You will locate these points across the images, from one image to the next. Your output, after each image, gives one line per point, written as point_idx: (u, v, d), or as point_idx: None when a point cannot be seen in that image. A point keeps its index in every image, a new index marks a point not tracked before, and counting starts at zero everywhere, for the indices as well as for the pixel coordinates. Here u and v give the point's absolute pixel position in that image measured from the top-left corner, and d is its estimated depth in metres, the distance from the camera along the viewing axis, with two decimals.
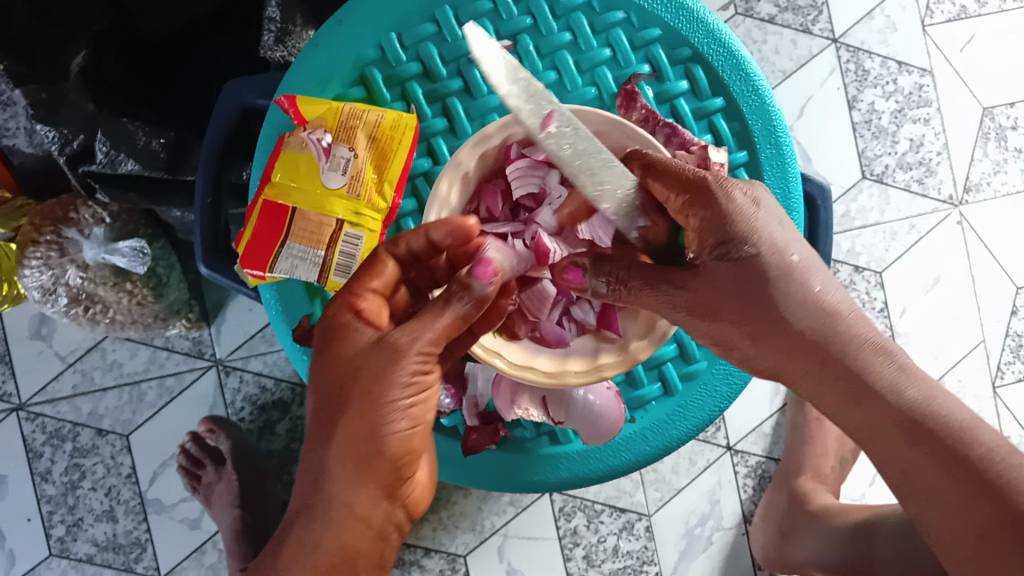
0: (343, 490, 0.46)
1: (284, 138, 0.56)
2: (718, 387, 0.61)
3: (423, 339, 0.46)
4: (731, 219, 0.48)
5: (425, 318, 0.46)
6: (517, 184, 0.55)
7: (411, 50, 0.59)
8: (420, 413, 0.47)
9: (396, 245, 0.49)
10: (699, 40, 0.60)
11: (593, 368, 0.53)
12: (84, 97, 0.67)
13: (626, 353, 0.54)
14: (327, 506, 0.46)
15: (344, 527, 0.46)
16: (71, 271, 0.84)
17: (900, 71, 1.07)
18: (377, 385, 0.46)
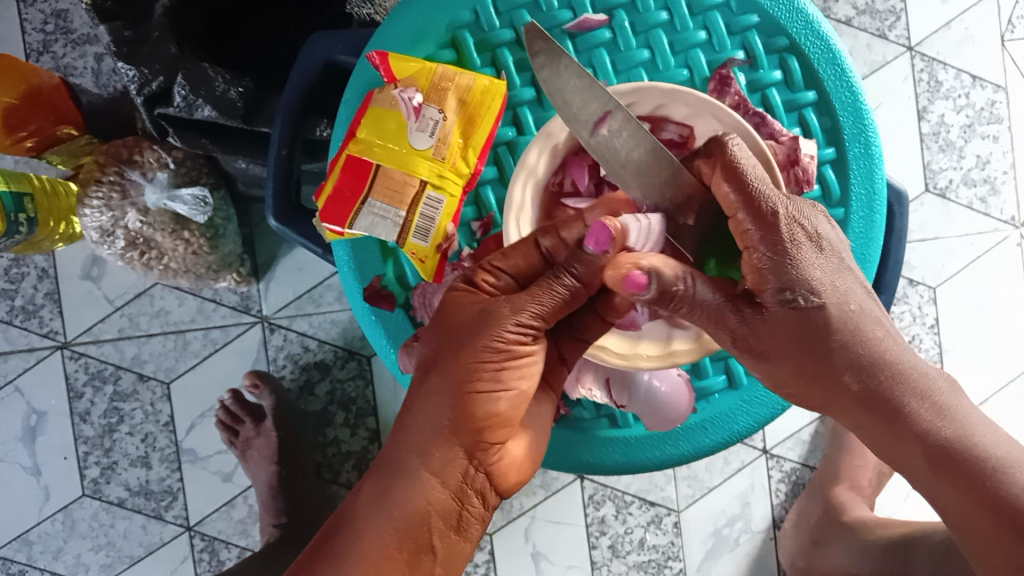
0: (425, 445, 0.47)
1: (373, 94, 0.55)
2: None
3: (526, 309, 0.46)
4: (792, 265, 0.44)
5: (533, 290, 0.46)
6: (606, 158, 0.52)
7: (505, 16, 0.58)
8: (511, 381, 0.46)
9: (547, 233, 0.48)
10: (797, 31, 0.59)
11: (665, 354, 0.53)
12: (168, 39, 0.66)
13: (701, 342, 0.53)
14: (404, 458, 0.47)
15: (419, 483, 0.47)
16: (131, 215, 0.83)
17: (974, 86, 1.05)
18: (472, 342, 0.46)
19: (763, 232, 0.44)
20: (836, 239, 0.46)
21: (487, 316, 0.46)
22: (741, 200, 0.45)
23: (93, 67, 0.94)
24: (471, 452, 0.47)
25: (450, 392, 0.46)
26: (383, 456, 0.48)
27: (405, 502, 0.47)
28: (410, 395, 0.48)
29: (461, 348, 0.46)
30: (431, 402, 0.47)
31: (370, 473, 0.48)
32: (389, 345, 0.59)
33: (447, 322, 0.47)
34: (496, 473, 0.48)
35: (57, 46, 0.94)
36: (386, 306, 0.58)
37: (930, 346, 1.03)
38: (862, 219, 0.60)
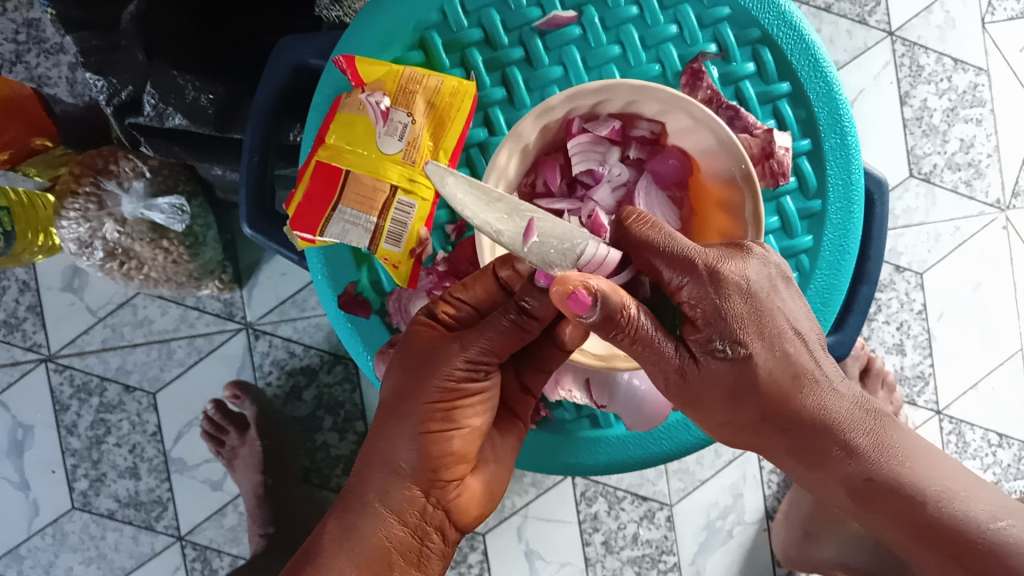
0: (384, 482, 0.49)
1: (341, 98, 0.54)
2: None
3: (476, 347, 0.47)
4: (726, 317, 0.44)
5: (483, 327, 0.48)
6: (578, 160, 0.53)
7: (473, 15, 0.58)
8: (463, 418, 0.48)
9: (499, 268, 0.48)
10: (769, 21, 0.58)
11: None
12: (136, 46, 0.66)
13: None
14: (365, 497, 0.49)
15: (380, 520, 0.49)
16: (108, 225, 0.82)
17: (956, 69, 1.04)
18: (427, 382, 0.48)
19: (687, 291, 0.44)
20: (767, 286, 0.46)
21: (438, 355, 0.48)
22: (663, 263, 0.44)
23: (69, 77, 0.93)
24: (428, 489, 0.49)
25: (411, 431, 0.48)
26: (346, 493, 0.50)
27: (368, 540, 0.48)
28: (372, 433, 0.49)
29: (417, 388, 0.48)
30: (392, 440, 0.48)
31: (333, 511, 0.50)
32: (366, 352, 0.58)
33: (405, 360, 0.49)
34: (455, 506, 0.50)
35: (30, 56, 0.93)
36: (361, 312, 0.58)
37: (917, 332, 1.02)
38: (840, 210, 0.60)
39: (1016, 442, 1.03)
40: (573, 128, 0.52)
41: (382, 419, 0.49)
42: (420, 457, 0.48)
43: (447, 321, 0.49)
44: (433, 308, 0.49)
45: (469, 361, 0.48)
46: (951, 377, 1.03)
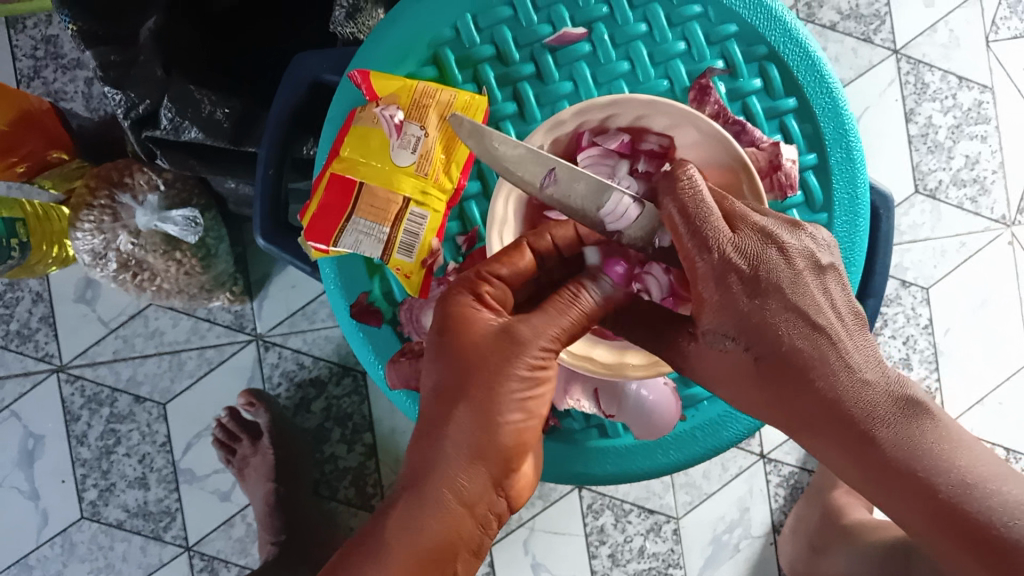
0: (454, 474, 0.46)
1: (355, 112, 0.55)
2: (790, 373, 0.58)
3: (549, 331, 0.46)
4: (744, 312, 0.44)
5: (552, 310, 0.46)
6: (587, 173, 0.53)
7: (485, 32, 0.59)
8: (534, 406, 0.47)
9: (538, 240, 0.50)
10: (776, 38, 0.59)
11: (652, 362, 0.52)
12: (154, 62, 0.67)
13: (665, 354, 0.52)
14: (435, 491, 0.46)
15: (452, 514, 0.46)
16: (123, 237, 0.84)
17: (960, 87, 1.05)
18: (502, 371, 0.45)
19: (700, 266, 0.45)
20: (790, 273, 0.45)
21: (512, 342, 0.45)
22: (686, 224, 0.45)
23: (85, 91, 0.95)
24: (496, 478, 0.47)
25: (480, 419, 0.45)
26: (406, 489, 0.46)
27: (438, 534, 0.45)
28: (430, 423, 0.46)
29: (483, 373, 0.45)
30: (458, 429, 0.46)
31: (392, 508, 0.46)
32: (378, 360, 0.59)
33: (460, 342, 0.46)
34: (513, 495, 0.49)
35: (47, 71, 0.95)
36: (373, 322, 0.59)
37: (923, 347, 1.03)
38: (845, 223, 0.60)
39: None
40: (581, 138, 0.53)
41: (440, 407, 0.46)
42: (493, 447, 0.46)
43: (492, 297, 0.47)
44: (478, 288, 0.47)
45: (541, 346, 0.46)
46: (957, 392, 1.03)
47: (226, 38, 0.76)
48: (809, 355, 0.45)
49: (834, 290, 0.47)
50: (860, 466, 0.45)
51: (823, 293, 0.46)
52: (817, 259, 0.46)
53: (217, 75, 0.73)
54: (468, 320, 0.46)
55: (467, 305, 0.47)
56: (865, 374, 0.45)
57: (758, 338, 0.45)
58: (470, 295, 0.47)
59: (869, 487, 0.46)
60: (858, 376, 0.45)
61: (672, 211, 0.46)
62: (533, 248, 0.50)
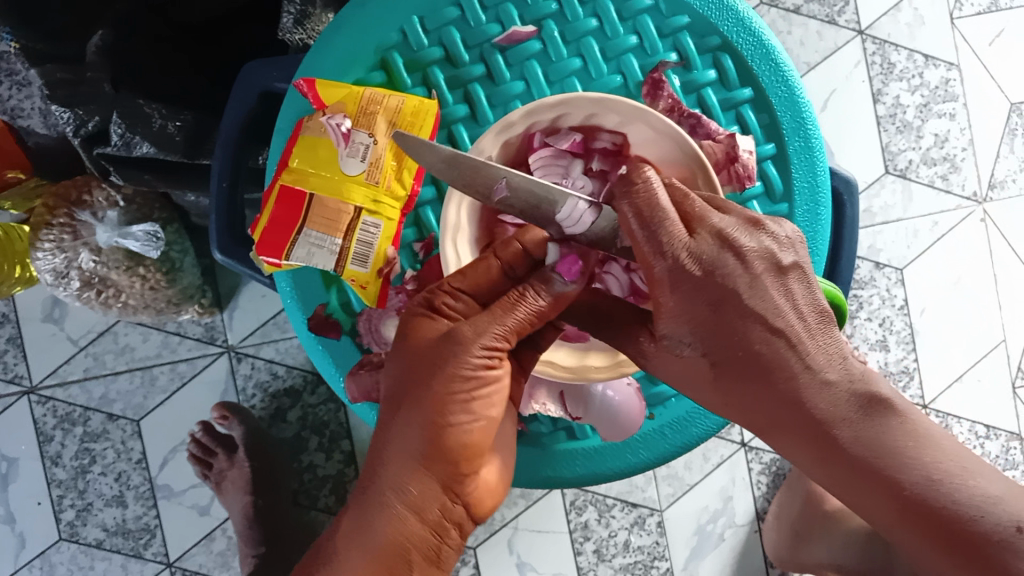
0: (399, 476, 0.45)
1: (302, 121, 0.54)
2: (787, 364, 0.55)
3: (490, 330, 0.45)
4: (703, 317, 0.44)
5: (494, 311, 0.45)
6: (541, 174, 0.53)
7: (433, 34, 0.58)
8: (483, 408, 0.45)
9: (505, 249, 0.48)
10: (728, 28, 0.58)
11: (614, 364, 0.52)
12: (102, 77, 0.65)
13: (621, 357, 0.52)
14: (379, 493, 0.46)
15: (396, 518, 0.45)
16: (83, 255, 0.82)
17: (927, 65, 1.05)
18: (441, 373, 0.45)
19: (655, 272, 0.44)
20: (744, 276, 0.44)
21: (451, 343, 0.45)
22: (639, 229, 0.44)
23: (41, 108, 0.93)
24: (448, 483, 0.46)
25: (422, 424, 0.45)
26: (358, 494, 0.47)
27: (382, 536, 0.45)
28: (380, 430, 0.47)
29: (425, 378, 0.45)
30: (399, 434, 0.45)
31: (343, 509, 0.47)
32: (339, 373, 0.58)
33: (406, 350, 0.46)
34: (473, 502, 0.47)
35: (1, 87, 0.93)
36: (332, 334, 0.58)
37: (900, 328, 1.02)
38: (808, 213, 0.60)
39: (1005, 434, 1.03)
40: (535, 139, 0.53)
41: (390, 414, 0.46)
42: (438, 449, 0.45)
43: (448, 310, 0.47)
44: (433, 299, 0.47)
45: (484, 347, 0.45)
46: (935, 371, 1.03)
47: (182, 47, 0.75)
48: (767, 357, 0.45)
49: (797, 292, 0.45)
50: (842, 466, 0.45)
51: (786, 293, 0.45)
52: (778, 260, 0.45)
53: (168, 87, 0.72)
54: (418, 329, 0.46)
55: (419, 317, 0.47)
56: (828, 374, 0.45)
57: (718, 341, 0.45)
58: (423, 306, 0.47)
59: (834, 484, 0.46)
60: (819, 377, 0.45)
61: (627, 214, 0.44)
62: (502, 258, 0.48)
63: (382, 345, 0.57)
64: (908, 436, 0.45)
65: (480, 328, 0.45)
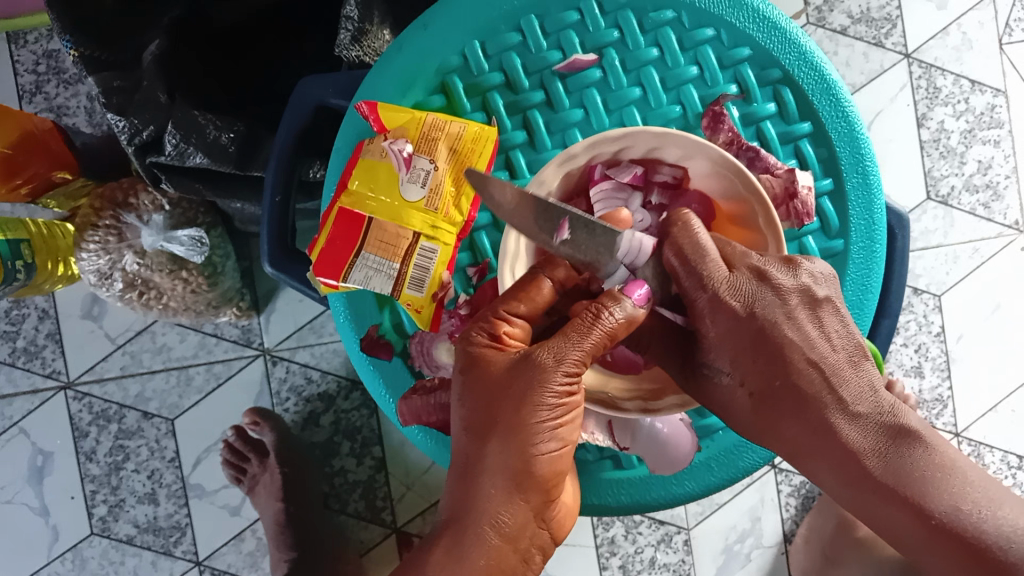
0: (492, 508, 0.46)
1: (363, 144, 0.54)
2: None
3: (570, 356, 0.44)
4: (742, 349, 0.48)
5: (571, 334, 0.45)
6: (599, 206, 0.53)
7: (494, 59, 0.58)
8: (569, 434, 0.46)
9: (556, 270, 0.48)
10: (790, 62, 0.58)
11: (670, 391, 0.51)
12: (158, 87, 0.66)
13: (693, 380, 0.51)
14: (475, 525, 0.46)
15: (493, 548, 0.46)
16: (128, 257, 0.83)
17: (973, 91, 1.04)
18: (528, 405, 0.44)
19: (697, 304, 0.48)
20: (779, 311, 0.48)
21: (534, 374, 0.44)
22: (681, 268, 0.48)
23: (88, 106, 0.94)
24: (537, 509, 0.47)
25: (513, 459, 0.45)
26: (448, 524, 0.47)
27: (480, 568, 0.46)
28: (463, 460, 0.47)
29: (510, 413, 0.45)
30: (489, 468, 0.46)
31: (436, 541, 0.47)
32: (388, 394, 0.58)
33: (484, 381, 0.46)
34: (556, 521, 0.49)
35: (49, 86, 0.94)
36: (383, 355, 0.58)
37: (935, 355, 1.02)
38: (863, 249, 0.59)
39: None
40: (596, 171, 0.53)
41: (474, 446, 0.46)
42: (528, 480, 0.45)
43: (511, 337, 0.47)
44: (498, 326, 0.47)
45: (565, 374, 0.45)
46: (970, 399, 1.02)
47: (230, 64, 0.75)
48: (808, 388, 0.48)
49: (830, 325, 0.49)
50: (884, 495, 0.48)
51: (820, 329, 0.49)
52: (814, 294, 0.48)
53: (220, 96, 0.72)
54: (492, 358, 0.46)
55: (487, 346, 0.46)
56: (858, 407, 0.48)
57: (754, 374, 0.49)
58: (489, 333, 0.47)
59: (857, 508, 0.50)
60: (849, 410, 0.48)
61: (669, 255, 0.48)
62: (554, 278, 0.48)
63: (434, 368, 0.57)
64: (934, 466, 0.48)
65: (561, 355, 0.45)
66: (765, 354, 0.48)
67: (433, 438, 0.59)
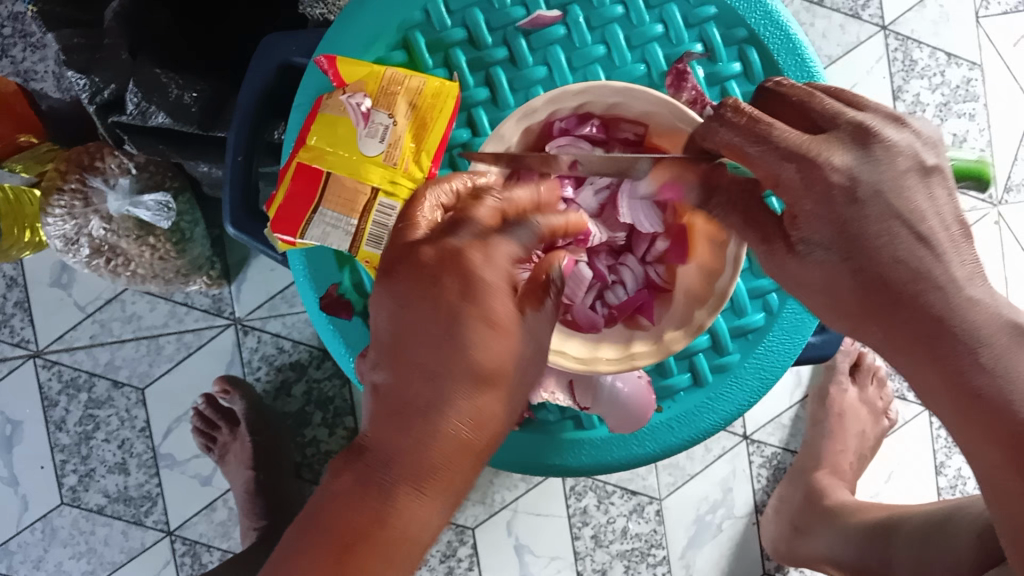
0: (435, 401, 0.38)
1: (322, 99, 0.54)
2: (782, 345, 0.59)
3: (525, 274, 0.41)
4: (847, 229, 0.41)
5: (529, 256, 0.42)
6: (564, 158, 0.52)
7: (457, 15, 0.57)
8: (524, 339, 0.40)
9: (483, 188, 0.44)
10: (755, 21, 0.58)
11: (626, 356, 0.53)
12: (120, 45, 0.65)
13: (661, 343, 0.53)
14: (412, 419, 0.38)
15: (428, 449, 0.38)
16: (94, 222, 0.82)
17: (949, 64, 1.04)
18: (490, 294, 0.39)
19: (783, 179, 0.41)
20: (883, 179, 0.40)
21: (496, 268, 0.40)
22: (754, 151, 0.41)
23: (55, 71, 0.92)
24: (481, 419, 0.39)
25: (467, 357, 0.39)
26: (375, 422, 0.39)
27: (410, 468, 0.38)
28: (409, 398, 0.39)
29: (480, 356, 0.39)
30: (448, 415, 0.38)
31: (349, 493, 0.39)
32: (349, 353, 0.57)
33: (460, 314, 0.39)
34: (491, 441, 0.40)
35: (15, 49, 0.92)
36: (344, 315, 0.57)
37: None
38: None
39: None
40: (557, 142, 0.52)
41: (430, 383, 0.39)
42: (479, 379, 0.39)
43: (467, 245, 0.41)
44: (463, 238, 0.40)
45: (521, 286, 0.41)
46: None
47: (201, 30, 0.74)
48: (902, 274, 0.40)
49: (940, 197, 0.41)
50: (953, 411, 0.42)
51: (926, 201, 0.41)
52: (923, 159, 0.41)
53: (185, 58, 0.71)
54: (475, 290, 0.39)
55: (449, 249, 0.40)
56: (973, 290, 0.40)
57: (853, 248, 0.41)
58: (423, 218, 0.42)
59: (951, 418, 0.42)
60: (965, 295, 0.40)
61: (733, 140, 0.41)
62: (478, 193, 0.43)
63: None
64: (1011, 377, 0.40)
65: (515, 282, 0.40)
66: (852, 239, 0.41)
67: None
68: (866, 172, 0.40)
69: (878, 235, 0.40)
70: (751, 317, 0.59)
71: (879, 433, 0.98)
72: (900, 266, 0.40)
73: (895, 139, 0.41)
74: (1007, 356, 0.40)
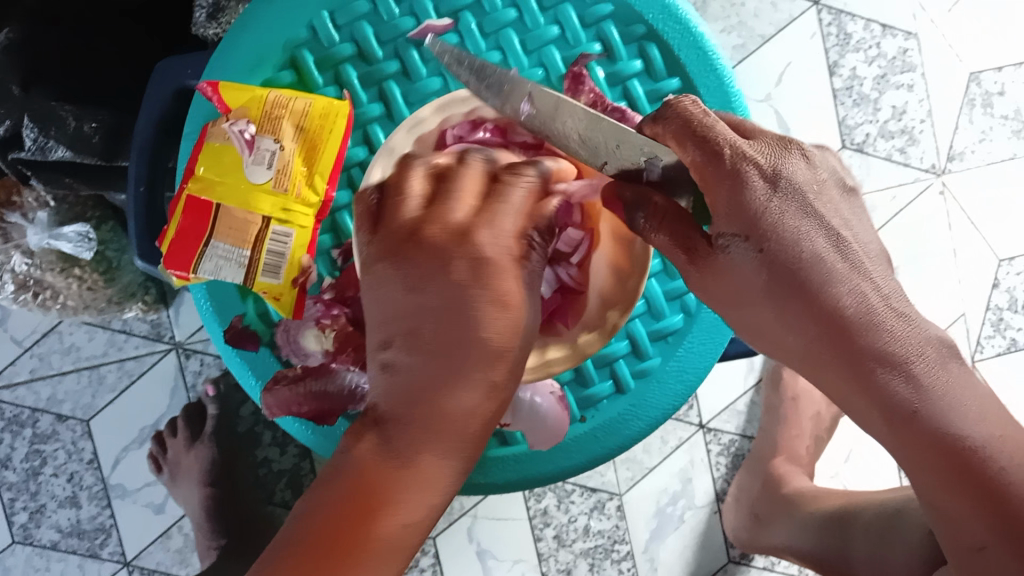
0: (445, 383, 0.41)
1: (207, 127, 0.52)
2: (702, 346, 0.59)
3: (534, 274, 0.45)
4: (771, 227, 0.42)
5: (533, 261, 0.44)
6: None
7: (345, 30, 0.55)
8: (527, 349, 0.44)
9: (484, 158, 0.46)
10: (654, 16, 0.56)
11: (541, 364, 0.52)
12: (10, 79, 0.63)
13: (576, 347, 0.52)
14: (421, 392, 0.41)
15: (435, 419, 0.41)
16: (16, 257, 0.81)
17: (884, 35, 1.02)
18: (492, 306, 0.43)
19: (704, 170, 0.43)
20: (810, 183, 0.44)
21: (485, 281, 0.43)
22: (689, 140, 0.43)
23: None
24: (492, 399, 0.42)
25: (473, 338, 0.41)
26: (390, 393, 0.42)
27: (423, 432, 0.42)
28: (425, 382, 0.41)
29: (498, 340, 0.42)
30: (463, 397, 0.42)
31: (366, 483, 0.42)
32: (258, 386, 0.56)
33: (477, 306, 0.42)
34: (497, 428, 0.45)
35: None
36: (250, 346, 0.56)
37: None
38: None
39: None
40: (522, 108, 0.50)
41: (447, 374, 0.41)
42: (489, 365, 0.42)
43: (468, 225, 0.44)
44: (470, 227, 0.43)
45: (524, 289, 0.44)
46: None
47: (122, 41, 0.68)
48: (822, 274, 0.42)
49: (853, 211, 0.45)
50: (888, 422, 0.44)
51: (837, 217, 0.44)
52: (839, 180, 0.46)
53: None
54: (493, 270, 0.42)
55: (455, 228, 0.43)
56: (898, 305, 0.43)
57: (773, 247, 0.42)
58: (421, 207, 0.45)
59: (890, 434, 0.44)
60: (888, 304, 0.43)
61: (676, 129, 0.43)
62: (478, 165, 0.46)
63: (302, 356, 0.55)
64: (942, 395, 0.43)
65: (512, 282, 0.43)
66: (773, 240, 0.42)
67: (313, 429, 0.58)
68: (785, 172, 0.43)
69: (794, 234, 0.42)
70: (670, 320, 0.58)
71: (834, 413, 0.98)
72: (818, 268, 0.42)
73: (812, 155, 0.45)
74: (936, 373, 0.43)
